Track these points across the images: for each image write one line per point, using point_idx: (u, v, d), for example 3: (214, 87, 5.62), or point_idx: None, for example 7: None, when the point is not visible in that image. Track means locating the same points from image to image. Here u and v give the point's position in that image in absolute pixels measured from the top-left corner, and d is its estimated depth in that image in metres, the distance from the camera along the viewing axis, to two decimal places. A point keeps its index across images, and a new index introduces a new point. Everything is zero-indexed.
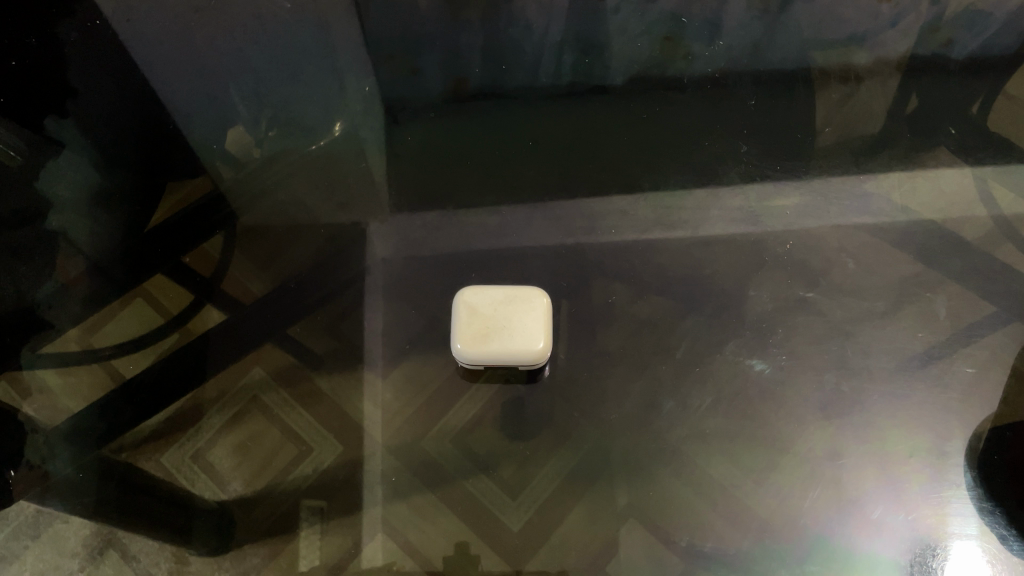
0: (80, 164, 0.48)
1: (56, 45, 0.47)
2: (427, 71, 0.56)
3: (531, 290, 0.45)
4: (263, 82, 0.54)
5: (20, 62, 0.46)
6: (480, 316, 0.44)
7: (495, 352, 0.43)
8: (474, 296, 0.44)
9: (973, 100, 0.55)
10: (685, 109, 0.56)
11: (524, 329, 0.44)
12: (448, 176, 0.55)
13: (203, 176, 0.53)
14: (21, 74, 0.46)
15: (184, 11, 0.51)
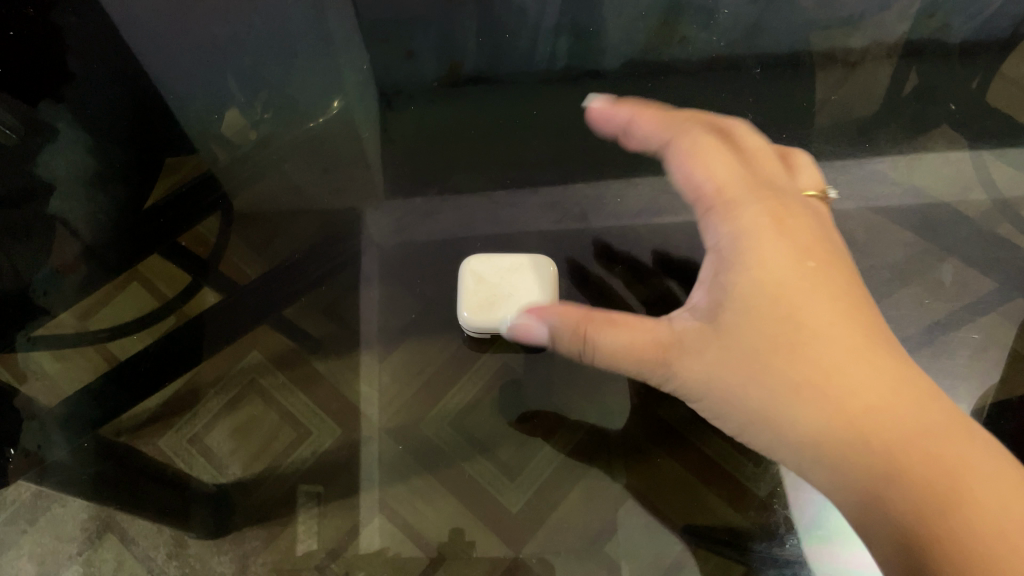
0: (75, 147, 0.47)
1: (53, 20, 0.45)
2: (421, 55, 0.56)
3: (538, 259, 0.45)
4: (255, 63, 0.53)
5: (17, 32, 0.44)
6: (486, 284, 0.44)
7: (502, 320, 0.43)
8: (480, 265, 0.44)
9: (973, 77, 0.55)
10: (690, 85, 0.55)
11: (532, 297, 0.43)
12: (447, 155, 0.54)
13: (196, 154, 0.53)
14: (19, 43, 0.44)
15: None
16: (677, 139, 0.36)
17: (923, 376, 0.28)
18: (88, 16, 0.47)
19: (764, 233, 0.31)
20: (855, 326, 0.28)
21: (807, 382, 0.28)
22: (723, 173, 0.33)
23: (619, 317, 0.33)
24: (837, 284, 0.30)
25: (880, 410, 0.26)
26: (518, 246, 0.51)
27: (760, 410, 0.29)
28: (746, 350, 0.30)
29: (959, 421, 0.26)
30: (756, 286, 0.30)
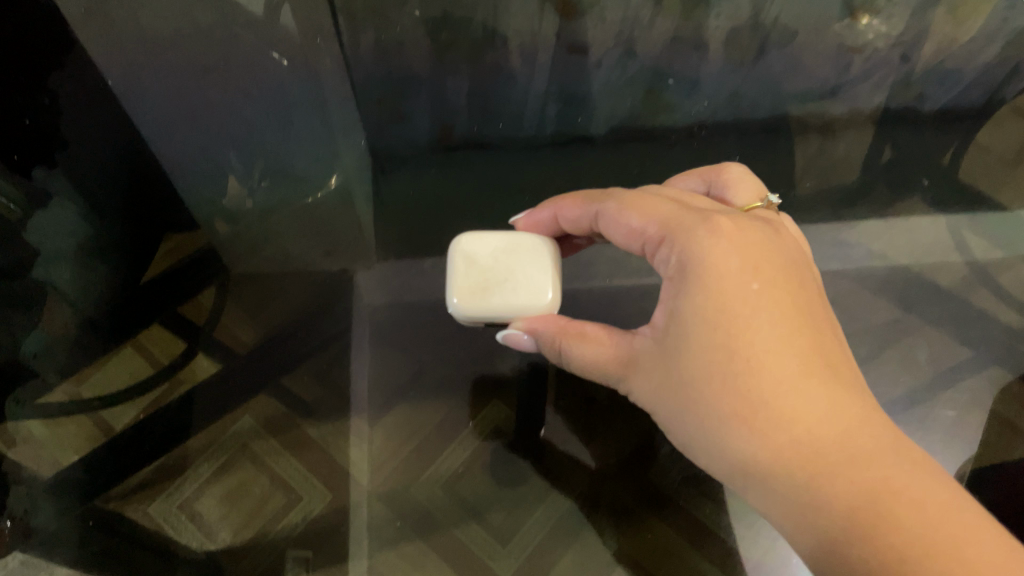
0: (69, 215, 0.45)
1: (52, 92, 0.43)
2: (415, 118, 0.57)
3: (537, 240, 0.38)
4: (255, 131, 0.55)
5: (32, 119, 0.42)
6: (476, 263, 0.37)
7: (496, 307, 0.36)
8: (471, 244, 0.37)
9: (946, 147, 0.56)
10: (672, 162, 0.56)
11: (531, 280, 0.37)
12: (437, 221, 0.55)
13: (196, 228, 0.52)
14: (32, 129, 0.42)
15: (196, 70, 0.52)
16: (604, 208, 0.35)
17: (859, 388, 0.27)
18: (81, 78, 0.45)
19: (715, 252, 0.29)
20: (803, 347, 0.27)
21: (749, 416, 0.26)
22: (660, 211, 0.32)
23: (591, 328, 0.34)
24: (788, 305, 0.28)
25: (814, 445, 0.26)
26: None
27: (698, 431, 0.28)
28: (688, 376, 0.28)
29: (892, 443, 0.26)
30: (698, 314, 0.28)
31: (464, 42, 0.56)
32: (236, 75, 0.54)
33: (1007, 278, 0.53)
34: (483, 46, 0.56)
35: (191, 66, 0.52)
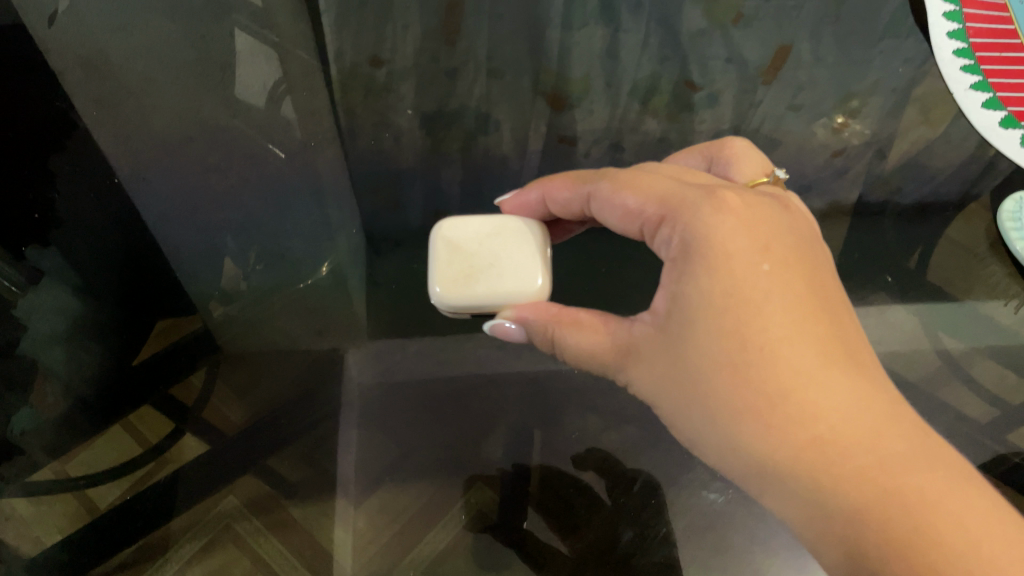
0: (60, 292, 0.48)
1: (47, 173, 0.50)
2: (408, 205, 0.62)
3: (516, 227, 0.46)
4: (254, 219, 0.59)
5: (40, 213, 0.48)
6: (463, 250, 0.44)
7: (483, 291, 0.43)
8: (456, 234, 0.45)
9: (912, 251, 0.58)
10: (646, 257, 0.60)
11: (513, 266, 0.44)
12: (427, 308, 0.59)
13: (193, 313, 0.55)
14: (41, 222, 0.48)
15: (199, 169, 0.58)
16: (598, 188, 0.42)
17: (857, 355, 0.32)
18: (80, 168, 0.52)
19: (722, 233, 0.34)
20: (804, 322, 0.32)
21: (750, 394, 0.31)
22: (659, 191, 0.38)
23: (584, 317, 0.40)
24: (792, 283, 0.33)
25: (827, 429, 0.29)
26: (493, 392, 0.54)
27: (709, 414, 0.32)
28: (703, 358, 0.33)
29: (897, 415, 0.30)
30: (708, 297, 0.33)
31: (455, 139, 0.62)
32: (238, 167, 0.59)
33: (979, 370, 0.53)
34: (476, 135, 0.62)
35: (193, 165, 0.58)
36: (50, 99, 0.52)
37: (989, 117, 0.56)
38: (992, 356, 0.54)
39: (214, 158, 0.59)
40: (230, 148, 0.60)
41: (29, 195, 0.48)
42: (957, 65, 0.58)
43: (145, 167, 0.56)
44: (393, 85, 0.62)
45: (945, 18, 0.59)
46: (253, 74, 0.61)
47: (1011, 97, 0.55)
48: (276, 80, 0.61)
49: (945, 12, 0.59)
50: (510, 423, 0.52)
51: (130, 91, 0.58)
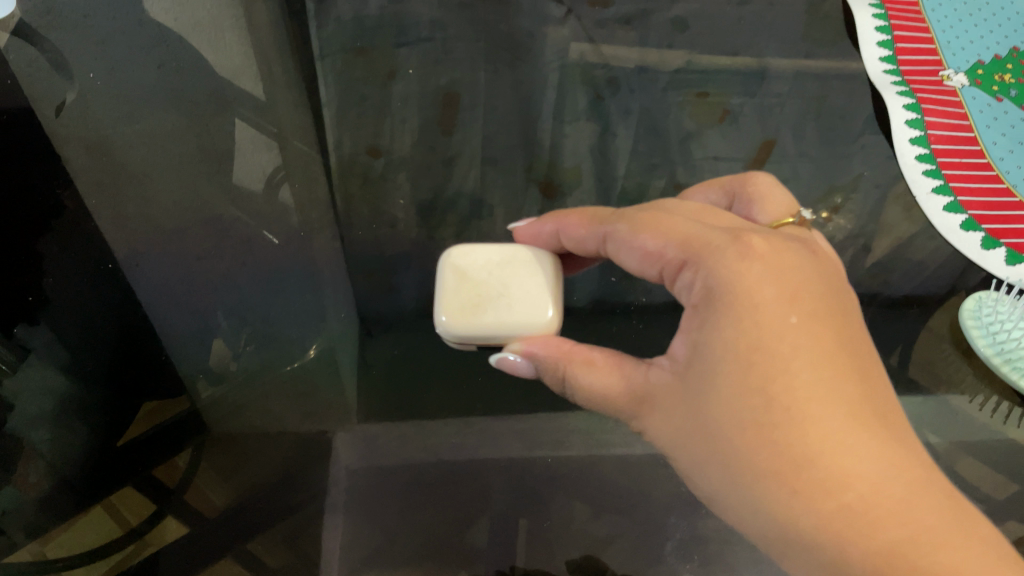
0: (50, 374, 0.51)
1: (36, 255, 0.55)
2: (403, 288, 0.65)
3: (526, 260, 0.49)
4: (248, 302, 0.61)
5: (33, 297, 0.53)
6: (471, 280, 0.48)
7: (488, 318, 0.46)
8: (468, 264, 0.48)
9: (892, 350, 0.58)
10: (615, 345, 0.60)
11: (519, 297, 0.47)
12: (415, 391, 0.58)
13: (182, 395, 0.55)
14: (34, 304, 0.53)
15: (188, 258, 0.61)
16: (613, 229, 0.44)
17: (888, 416, 0.32)
18: (72, 247, 0.57)
19: (749, 280, 0.36)
20: (836, 380, 0.32)
21: (777, 456, 0.31)
22: (680, 233, 0.40)
23: (596, 358, 0.42)
24: (820, 336, 0.34)
25: (859, 503, 0.29)
26: (475, 479, 0.52)
27: (731, 473, 0.33)
28: (728, 414, 0.33)
29: (930, 485, 0.30)
30: (733, 353, 0.34)
31: (452, 224, 0.67)
32: (229, 251, 0.63)
33: (961, 468, 0.52)
34: (471, 220, 0.68)
35: (187, 257, 0.61)
36: (51, 188, 0.58)
37: (949, 219, 0.58)
38: (971, 455, 0.52)
39: (207, 245, 0.62)
40: (226, 233, 0.64)
41: (28, 280, 0.54)
42: (920, 169, 0.61)
43: (143, 249, 0.60)
44: (389, 174, 0.69)
45: (907, 125, 0.63)
46: (253, 163, 0.68)
47: (970, 201, 0.58)
48: (276, 167, 0.69)
49: (906, 120, 0.63)
50: (498, 510, 0.51)
51: (135, 172, 0.64)
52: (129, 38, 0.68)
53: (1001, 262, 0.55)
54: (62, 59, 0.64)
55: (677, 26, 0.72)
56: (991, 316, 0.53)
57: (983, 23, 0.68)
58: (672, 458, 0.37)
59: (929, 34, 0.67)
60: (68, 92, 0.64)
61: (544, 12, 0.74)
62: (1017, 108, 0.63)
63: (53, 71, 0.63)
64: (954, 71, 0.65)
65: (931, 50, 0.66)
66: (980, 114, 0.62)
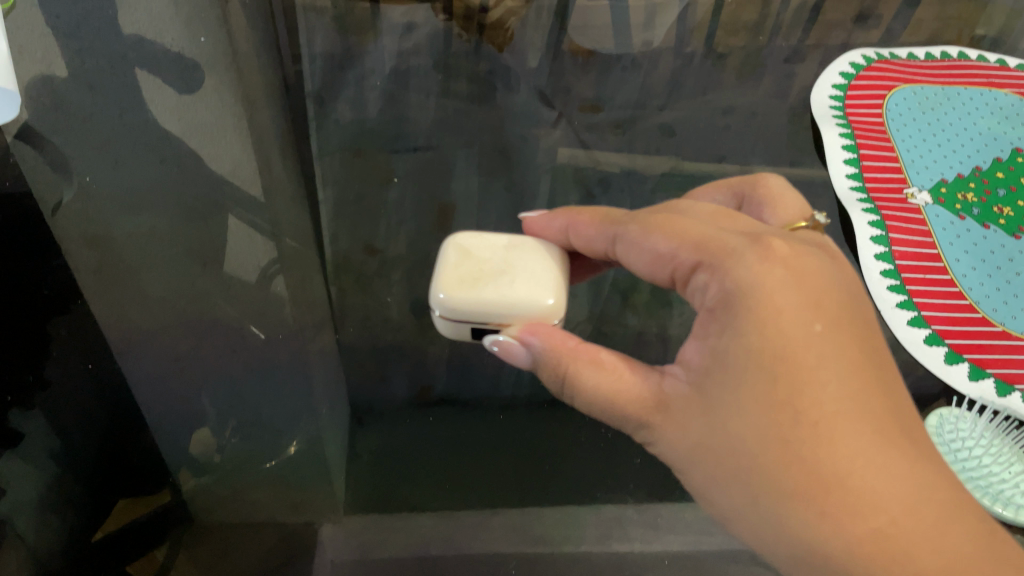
0: (36, 471, 0.48)
1: (47, 334, 0.53)
2: (393, 380, 0.66)
3: (534, 253, 0.53)
4: (237, 391, 0.61)
5: (34, 375, 0.51)
6: (476, 259, 0.51)
7: (488, 289, 0.50)
8: (477, 247, 0.52)
9: None
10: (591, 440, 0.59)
11: (522, 279, 0.50)
12: (404, 480, 0.57)
13: (165, 489, 0.52)
14: (35, 384, 0.50)
15: (170, 359, 0.60)
16: (621, 232, 0.49)
17: (908, 430, 0.35)
18: (80, 332, 0.55)
19: (771, 289, 0.38)
20: (863, 398, 0.35)
21: (805, 477, 0.33)
22: (694, 239, 0.43)
23: (606, 359, 0.44)
24: (841, 346, 0.36)
25: (892, 526, 0.32)
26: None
27: (753, 487, 0.35)
28: (752, 427, 0.35)
29: (951, 507, 0.33)
30: (759, 362, 0.36)
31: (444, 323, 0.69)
32: (209, 351, 0.62)
33: None
34: None
35: (164, 358, 0.60)
36: (38, 287, 0.55)
37: (914, 333, 0.57)
38: None
39: (185, 346, 0.62)
40: (210, 332, 0.64)
41: (28, 377, 0.50)
42: (884, 284, 0.60)
43: (132, 339, 0.59)
44: (384, 272, 0.72)
45: (873, 241, 0.62)
46: (247, 255, 0.70)
47: (934, 316, 0.58)
48: (270, 261, 0.71)
49: (872, 236, 0.63)
50: None
51: (128, 263, 0.64)
52: (132, 140, 0.71)
53: (964, 378, 0.55)
54: (63, 160, 0.65)
55: (665, 133, 0.78)
56: (953, 435, 0.52)
57: (948, 141, 0.71)
58: (684, 470, 0.39)
59: (894, 152, 0.70)
60: (66, 190, 0.64)
61: (536, 116, 0.79)
62: (979, 225, 0.63)
63: (53, 170, 0.63)
64: (919, 189, 0.66)
65: (896, 168, 0.68)
66: (943, 232, 0.63)
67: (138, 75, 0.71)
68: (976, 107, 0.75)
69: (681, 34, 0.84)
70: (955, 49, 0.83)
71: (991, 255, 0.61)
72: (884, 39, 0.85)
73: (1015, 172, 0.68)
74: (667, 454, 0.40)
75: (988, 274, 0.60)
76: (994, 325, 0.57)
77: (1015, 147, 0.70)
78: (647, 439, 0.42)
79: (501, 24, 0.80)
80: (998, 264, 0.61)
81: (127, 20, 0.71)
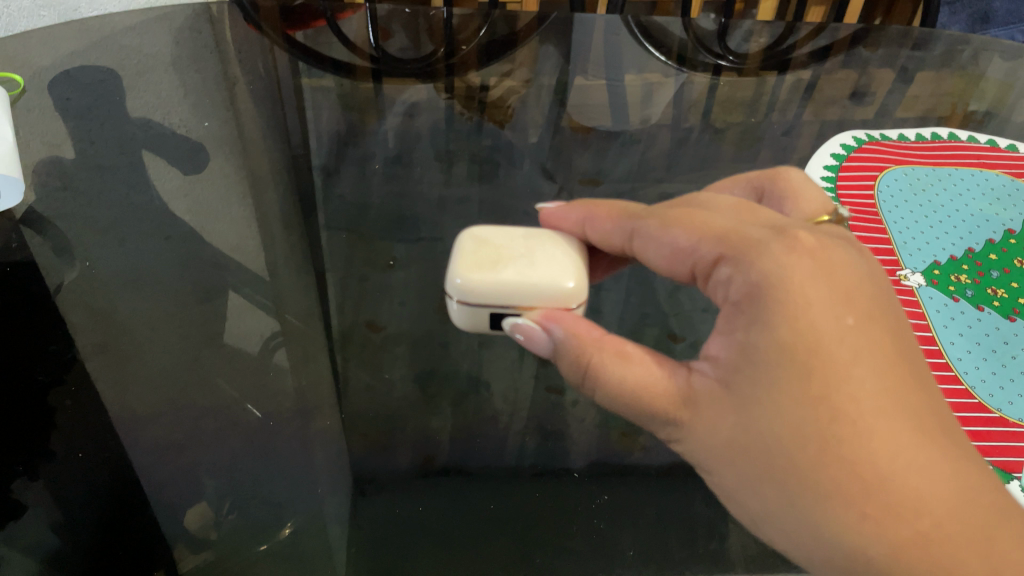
0: (32, 547, 0.47)
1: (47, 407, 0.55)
2: (395, 447, 0.63)
3: (549, 243, 0.53)
4: (236, 468, 0.56)
5: (25, 465, 0.51)
6: (493, 245, 0.52)
7: (507, 270, 0.50)
8: (492, 237, 0.53)
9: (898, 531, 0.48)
10: (604, 508, 0.57)
11: (541, 265, 0.51)
12: (407, 558, 0.53)
13: (166, 556, 0.49)
14: (26, 472, 0.51)
15: (164, 446, 0.56)
16: (640, 228, 0.51)
17: (945, 426, 0.36)
18: (83, 400, 0.56)
19: (800, 280, 0.38)
20: (897, 394, 0.35)
21: (847, 476, 0.34)
22: (717, 233, 0.44)
23: (630, 351, 0.44)
24: (871, 339, 0.37)
25: (935, 529, 0.33)
26: None
27: (789, 489, 0.35)
28: (787, 426, 0.35)
29: (986, 505, 0.34)
30: (791, 357, 0.36)
31: (448, 395, 0.69)
32: (207, 430, 0.58)
33: None
34: (467, 395, 0.69)
35: (159, 442, 0.57)
36: (32, 374, 0.57)
37: None
38: None
39: (180, 432, 0.58)
40: (208, 415, 0.59)
41: (20, 466, 0.51)
42: None
43: (135, 410, 0.58)
44: (388, 345, 0.72)
45: None
46: (247, 327, 0.69)
47: None
48: (272, 332, 0.69)
49: None
50: None
51: (129, 331, 0.64)
52: (139, 219, 0.72)
53: None
54: (68, 246, 0.67)
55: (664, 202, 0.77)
56: None
57: (940, 222, 0.72)
58: (711, 467, 0.40)
59: (886, 234, 0.70)
60: (67, 272, 0.65)
61: (537, 188, 0.81)
62: (974, 307, 0.64)
63: (55, 257, 0.66)
64: (912, 271, 0.66)
65: (889, 250, 0.68)
66: (937, 313, 0.63)
67: (144, 156, 0.77)
68: (969, 188, 0.76)
69: (680, 112, 0.89)
70: (944, 129, 0.84)
71: (986, 338, 0.61)
72: (879, 113, 0.88)
73: (1008, 254, 0.69)
74: (693, 450, 0.41)
75: (984, 356, 0.60)
76: (991, 411, 0.56)
77: (1008, 228, 0.71)
78: (673, 435, 0.42)
79: (502, 103, 0.88)
80: (993, 347, 0.60)
81: (138, 105, 0.80)
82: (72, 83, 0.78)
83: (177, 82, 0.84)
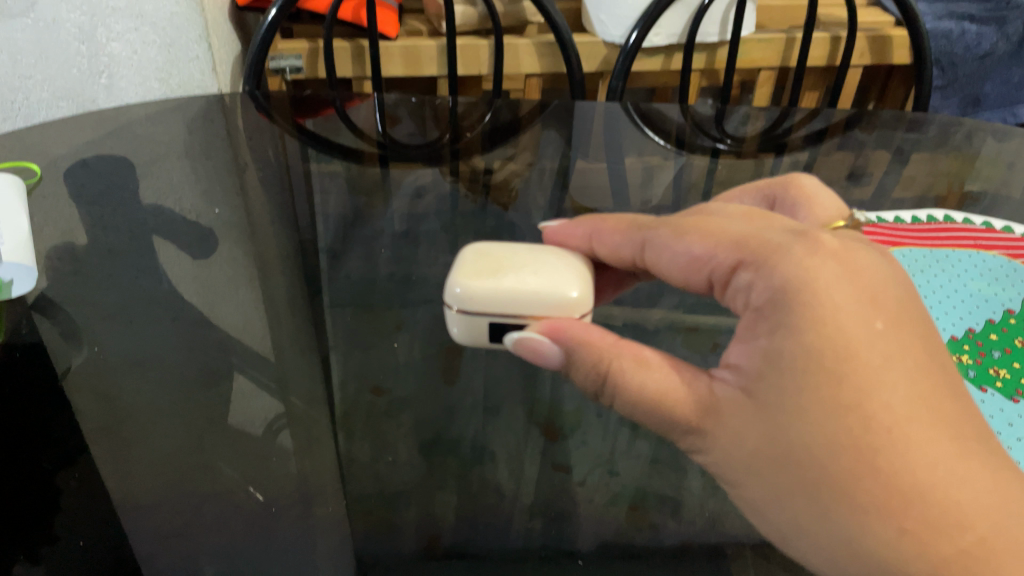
0: None
1: (54, 486, 0.53)
2: (402, 526, 0.61)
3: (552, 254, 0.53)
4: (237, 549, 0.54)
5: (23, 554, 0.48)
6: (493, 255, 0.52)
7: (509, 278, 0.50)
8: (493, 248, 0.53)
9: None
10: None
11: (544, 275, 0.51)
12: None
13: None
14: (29, 560, 0.47)
15: (162, 534, 0.54)
16: (652, 239, 0.52)
17: (981, 433, 0.36)
18: (89, 482, 0.55)
19: (825, 285, 0.39)
20: (930, 401, 0.35)
21: (882, 486, 0.34)
22: (735, 239, 0.45)
23: (649, 357, 0.44)
24: (902, 345, 0.37)
25: (977, 538, 0.33)
26: None
27: (824, 500, 0.35)
28: (820, 435, 0.36)
29: None
30: (820, 364, 0.37)
31: (454, 467, 0.68)
32: (209, 513, 0.57)
33: None
34: (471, 466, 0.69)
35: (156, 531, 0.54)
36: (36, 462, 0.55)
37: None
38: None
39: (178, 520, 0.55)
40: (210, 502, 0.58)
41: (18, 555, 0.47)
42: None
43: (138, 497, 0.57)
44: (392, 410, 0.73)
45: None
46: (250, 411, 0.71)
47: None
48: (275, 415, 0.72)
49: None
50: None
51: (132, 415, 0.63)
52: (144, 307, 0.72)
53: None
54: (76, 330, 0.66)
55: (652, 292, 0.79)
56: None
57: (940, 303, 0.72)
58: (737, 479, 0.40)
59: None
60: (75, 356, 0.64)
61: None
62: (977, 388, 0.63)
63: (63, 340, 0.65)
64: None
65: None
66: None
67: (156, 241, 0.78)
68: (967, 268, 0.76)
69: (680, 191, 0.91)
70: (940, 212, 0.85)
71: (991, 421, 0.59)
72: (877, 194, 0.89)
73: (1010, 333, 0.70)
74: (716, 461, 0.41)
75: None
76: None
77: (1008, 308, 0.72)
78: (695, 446, 0.43)
79: (507, 185, 0.91)
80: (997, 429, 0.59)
81: (150, 193, 0.83)
82: (88, 173, 0.81)
83: (189, 167, 0.86)
